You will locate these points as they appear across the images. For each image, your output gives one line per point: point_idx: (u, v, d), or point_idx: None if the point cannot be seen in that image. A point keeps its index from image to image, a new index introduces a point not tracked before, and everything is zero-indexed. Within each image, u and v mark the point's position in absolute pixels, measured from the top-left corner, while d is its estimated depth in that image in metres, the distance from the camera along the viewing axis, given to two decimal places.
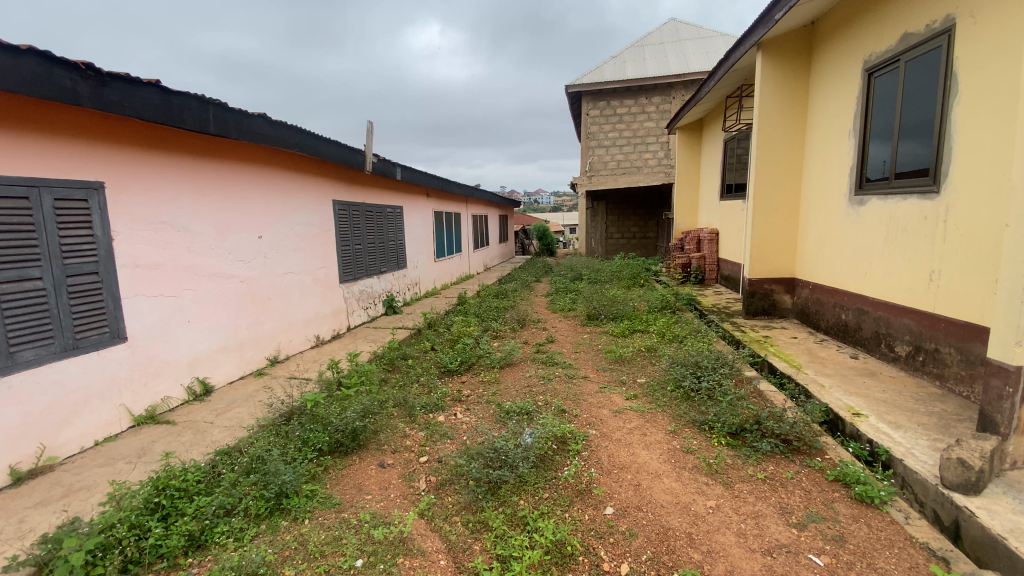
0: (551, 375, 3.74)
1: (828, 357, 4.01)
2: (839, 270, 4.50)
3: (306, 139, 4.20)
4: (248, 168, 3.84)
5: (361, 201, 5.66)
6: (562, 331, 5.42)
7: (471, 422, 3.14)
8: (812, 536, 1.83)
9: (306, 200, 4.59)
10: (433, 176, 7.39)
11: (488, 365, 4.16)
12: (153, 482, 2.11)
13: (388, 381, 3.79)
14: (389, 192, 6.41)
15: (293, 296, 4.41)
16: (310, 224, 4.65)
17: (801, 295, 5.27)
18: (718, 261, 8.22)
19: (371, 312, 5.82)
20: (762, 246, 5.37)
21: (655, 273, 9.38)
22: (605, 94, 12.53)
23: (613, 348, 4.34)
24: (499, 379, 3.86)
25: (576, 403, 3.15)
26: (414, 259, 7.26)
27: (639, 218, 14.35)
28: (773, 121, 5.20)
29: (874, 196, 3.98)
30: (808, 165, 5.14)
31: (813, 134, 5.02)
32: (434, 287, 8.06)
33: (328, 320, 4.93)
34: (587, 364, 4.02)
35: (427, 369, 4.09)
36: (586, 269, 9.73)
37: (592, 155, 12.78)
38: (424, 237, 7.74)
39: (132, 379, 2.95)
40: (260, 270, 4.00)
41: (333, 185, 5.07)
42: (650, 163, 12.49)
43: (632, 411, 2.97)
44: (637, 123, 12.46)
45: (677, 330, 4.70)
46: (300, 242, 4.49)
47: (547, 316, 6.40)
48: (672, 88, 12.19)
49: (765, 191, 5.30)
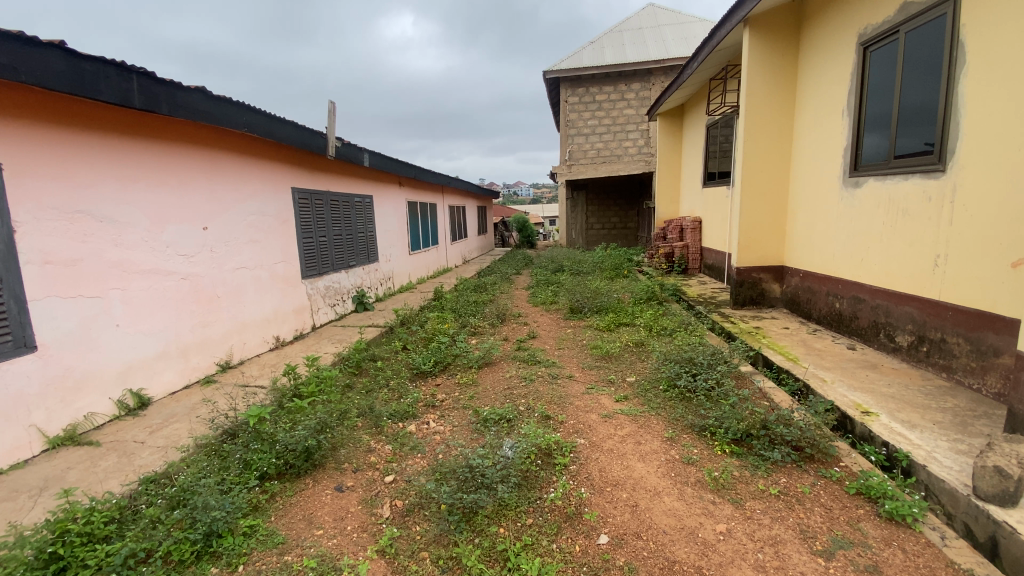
0: (533, 375, 3.43)
1: (825, 348, 3.79)
2: (832, 257, 4.28)
3: (255, 118, 3.76)
4: (188, 150, 3.40)
5: (325, 190, 5.23)
6: (544, 325, 5.13)
7: (445, 432, 2.80)
8: (843, 568, 1.56)
9: (259, 187, 4.16)
10: (406, 164, 6.96)
11: (465, 365, 3.84)
12: (50, 525, 1.72)
13: (355, 387, 3.43)
14: (357, 180, 5.98)
15: (247, 293, 3.99)
16: (265, 214, 4.22)
17: (790, 284, 5.06)
18: (701, 250, 8.03)
19: (338, 310, 5.40)
20: (750, 233, 5.15)
21: (638, 263, 9.15)
22: (583, 80, 12.21)
23: (599, 343, 4.05)
24: (477, 381, 3.54)
25: (561, 407, 2.84)
26: (386, 252, 6.84)
27: (619, 208, 14.14)
28: (761, 101, 4.96)
29: (871, 178, 3.75)
30: (796, 148, 4.92)
31: (803, 114, 4.79)
32: (410, 281, 7.68)
33: (289, 320, 4.52)
34: (572, 361, 3.72)
35: (398, 372, 3.74)
36: (567, 260, 9.45)
37: (571, 143, 12.49)
38: (398, 228, 7.33)
39: (47, 396, 2.53)
40: (206, 265, 3.57)
41: (292, 171, 4.63)
42: (630, 151, 12.23)
43: (624, 416, 2.67)
44: (616, 111, 12.19)
45: (663, 323, 4.44)
46: (254, 234, 4.07)
47: (528, 309, 6.09)
48: (651, 74, 11.94)
49: (753, 176, 5.07)
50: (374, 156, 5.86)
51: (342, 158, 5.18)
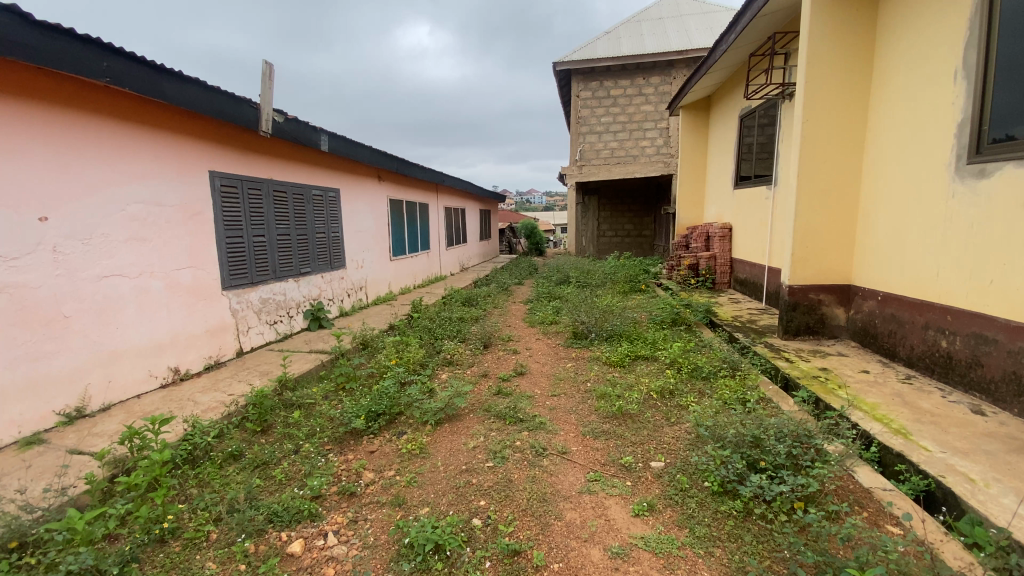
0: (509, 445, 2.29)
1: (939, 411, 2.59)
2: (935, 274, 3.10)
3: (124, 67, 2.68)
4: (13, 105, 2.34)
5: (267, 177, 4.17)
6: (539, 354, 3.99)
7: (343, 562, 1.67)
8: None
9: (154, 167, 3.10)
10: (385, 153, 5.88)
11: (418, 420, 2.72)
12: None
13: (244, 457, 2.32)
14: (318, 169, 4.90)
15: (127, 310, 2.92)
16: (162, 203, 3.15)
17: (861, 309, 3.85)
18: (732, 262, 6.83)
19: (281, 329, 4.31)
20: (808, 241, 3.97)
21: (656, 276, 7.98)
22: (597, 73, 11.10)
23: (607, 389, 2.90)
24: (427, 450, 2.42)
25: (540, 525, 1.69)
26: (359, 257, 5.75)
27: (634, 214, 12.99)
28: (829, 69, 3.80)
29: (1013, 162, 2.58)
30: (875, 130, 3.74)
31: (886, 85, 3.62)
32: (389, 291, 6.59)
33: (198, 344, 3.43)
34: (568, 420, 2.58)
35: (319, 430, 2.62)
36: (574, 270, 8.33)
37: (583, 142, 11.38)
38: (377, 230, 6.26)
39: None
40: (46, 272, 2.50)
41: (211, 149, 3.56)
42: (647, 151, 11.06)
43: (647, 556, 1.51)
44: (633, 107, 11.04)
45: (696, 362, 3.27)
46: (141, 229, 3.00)
47: (521, 331, 4.95)
48: (673, 67, 10.78)
49: (816, 165, 3.89)
50: (337, 139, 4.78)
51: (288, 138, 4.11)
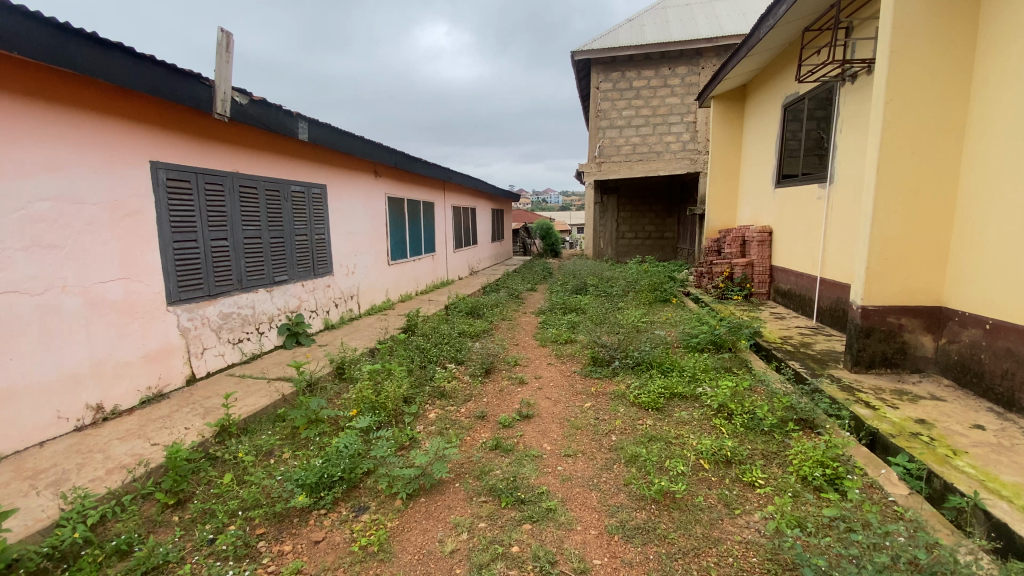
0: (501, 550, 1.61)
1: None
2: None
3: (20, 26, 2.04)
4: None
5: (233, 171, 3.52)
6: (549, 385, 3.29)
7: None
8: None
9: (71, 155, 2.47)
10: (380, 146, 5.22)
11: (386, 490, 2.05)
12: None
13: (132, 557, 1.66)
14: (299, 161, 4.25)
15: (25, 335, 2.30)
16: (82, 200, 2.53)
17: (958, 339, 3.06)
18: (772, 270, 6.07)
19: (249, 349, 3.68)
20: (888, 252, 3.18)
21: (683, 284, 7.22)
22: (619, 62, 10.33)
23: (639, 449, 2.20)
24: (391, 544, 1.75)
25: None
26: (350, 262, 5.11)
27: (655, 214, 12.20)
28: (920, 37, 3.02)
29: None
30: (983, 112, 2.95)
31: (1002, 56, 2.83)
32: (387, 299, 5.94)
33: (133, 373, 2.80)
34: (585, 498, 1.90)
35: (253, 503, 1.96)
36: (592, 276, 7.60)
37: (602, 137, 10.61)
38: (372, 231, 5.61)
39: None
40: None
41: (155, 134, 2.92)
42: (672, 147, 10.24)
43: None
44: (657, 99, 10.23)
45: (753, 409, 2.52)
46: (48, 233, 2.38)
47: (530, 350, 4.25)
48: (701, 56, 9.95)
49: (902, 158, 3.10)
50: (320, 127, 4.13)
51: (255, 124, 3.46)
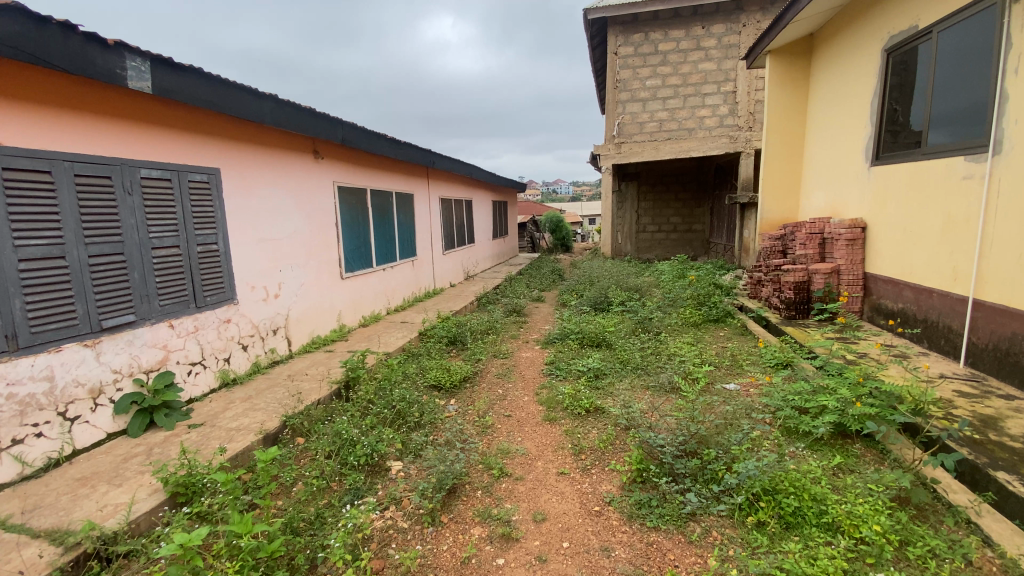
0: None
1: None
2: None
3: None
4: None
5: None
6: (559, 539, 1.70)
7: None
8: None
9: None
10: (311, 113, 3.62)
11: None
12: None
13: None
14: (157, 131, 2.66)
15: None
16: None
17: None
18: (867, 279, 4.38)
19: (40, 452, 2.14)
20: None
21: (734, 295, 5.56)
22: (642, 21, 8.56)
23: None
24: None
25: None
26: (272, 281, 3.53)
27: (682, 204, 10.50)
28: None
29: None
30: None
31: None
32: (340, 325, 4.37)
33: None
34: None
35: None
36: (616, 285, 5.96)
37: (622, 113, 8.88)
38: (313, 235, 4.02)
39: None
40: None
41: None
42: (707, 123, 8.49)
43: None
44: (687, 65, 8.47)
45: None
46: None
47: (527, 423, 2.66)
48: (742, 11, 8.16)
49: None
50: (179, 73, 2.56)
51: (12, 54, 1.90)
